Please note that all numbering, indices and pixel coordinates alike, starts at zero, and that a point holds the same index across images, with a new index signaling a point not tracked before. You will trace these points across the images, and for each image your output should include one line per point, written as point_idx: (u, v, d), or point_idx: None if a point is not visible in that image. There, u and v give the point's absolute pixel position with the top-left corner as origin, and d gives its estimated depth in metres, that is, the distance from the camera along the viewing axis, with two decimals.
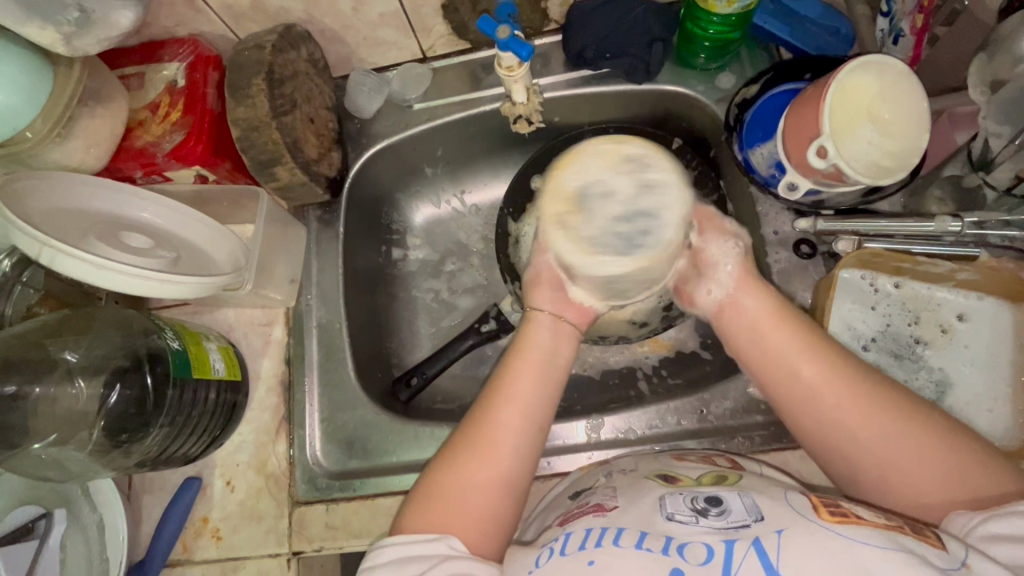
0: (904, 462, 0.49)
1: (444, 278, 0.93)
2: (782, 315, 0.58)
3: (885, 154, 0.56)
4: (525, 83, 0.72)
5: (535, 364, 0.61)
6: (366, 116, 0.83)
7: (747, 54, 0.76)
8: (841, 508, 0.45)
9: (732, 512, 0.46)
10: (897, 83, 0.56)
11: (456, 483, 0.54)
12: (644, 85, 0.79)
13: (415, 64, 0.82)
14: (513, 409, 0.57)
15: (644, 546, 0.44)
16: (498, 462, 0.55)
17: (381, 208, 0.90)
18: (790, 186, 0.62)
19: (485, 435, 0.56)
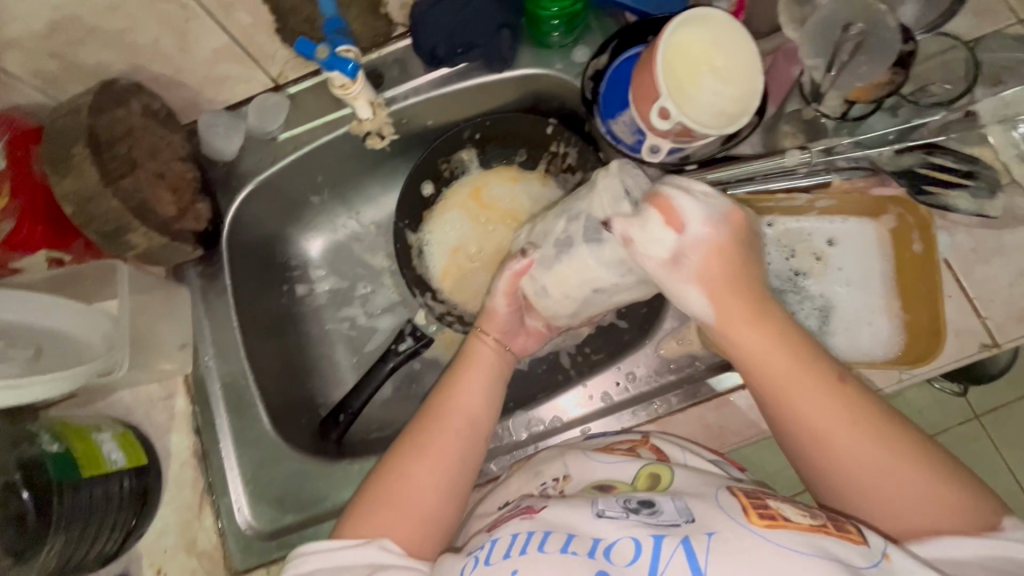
0: (871, 455, 0.46)
1: (357, 304, 0.91)
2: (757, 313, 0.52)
3: (727, 100, 0.58)
4: (366, 96, 0.71)
5: (478, 378, 0.61)
6: (229, 157, 0.78)
7: (597, 24, 0.76)
8: (769, 509, 0.45)
9: (664, 513, 0.47)
10: (723, 32, 0.57)
11: (402, 480, 0.54)
12: (505, 73, 0.78)
13: (269, 94, 0.78)
14: (452, 422, 0.57)
15: (570, 550, 0.44)
16: (440, 467, 0.55)
17: (273, 248, 0.87)
18: (653, 148, 0.62)
19: (427, 438, 0.56)
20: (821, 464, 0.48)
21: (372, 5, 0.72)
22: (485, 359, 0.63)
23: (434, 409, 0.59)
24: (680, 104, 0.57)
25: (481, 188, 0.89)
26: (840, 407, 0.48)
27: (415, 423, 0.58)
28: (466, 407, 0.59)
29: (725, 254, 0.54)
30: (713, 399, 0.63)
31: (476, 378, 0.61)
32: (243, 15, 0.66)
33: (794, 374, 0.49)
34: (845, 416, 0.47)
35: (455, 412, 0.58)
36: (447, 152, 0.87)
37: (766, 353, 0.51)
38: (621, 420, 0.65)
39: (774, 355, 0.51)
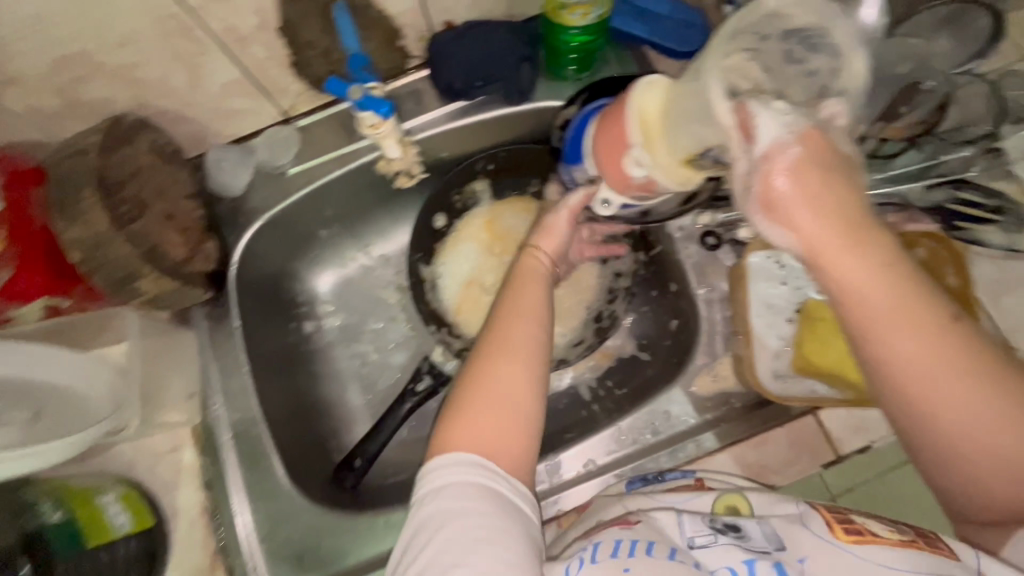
0: (944, 395, 0.39)
1: (369, 340, 0.88)
2: (835, 196, 0.40)
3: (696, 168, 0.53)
4: (396, 137, 0.68)
5: (530, 290, 0.58)
6: (236, 192, 0.75)
7: (614, 55, 0.74)
8: (856, 525, 0.44)
9: (753, 538, 0.46)
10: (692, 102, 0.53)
11: (484, 388, 0.51)
12: (522, 105, 0.77)
13: (279, 127, 0.76)
14: (505, 364, 0.52)
15: (678, 557, 0.44)
16: (518, 368, 0.52)
17: (279, 284, 0.83)
18: (605, 201, 0.61)
19: (491, 348, 0.53)
20: (891, 400, 0.41)
21: (389, 38, 0.70)
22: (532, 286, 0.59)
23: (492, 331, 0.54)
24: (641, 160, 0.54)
25: (494, 220, 0.88)
26: (918, 326, 0.39)
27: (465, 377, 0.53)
28: (527, 318, 0.55)
29: (811, 180, 0.40)
30: (751, 438, 0.61)
31: (530, 291, 0.58)
32: (258, 49, 0.63)
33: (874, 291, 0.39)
34: (943, 349, 0.38)
35: (518, 333, 0.54)
36: (460, 184, 0.85)
37: (849, 266, 0.39)
38: (659, 461, 0.63)
39: (887, 291, 0.39)
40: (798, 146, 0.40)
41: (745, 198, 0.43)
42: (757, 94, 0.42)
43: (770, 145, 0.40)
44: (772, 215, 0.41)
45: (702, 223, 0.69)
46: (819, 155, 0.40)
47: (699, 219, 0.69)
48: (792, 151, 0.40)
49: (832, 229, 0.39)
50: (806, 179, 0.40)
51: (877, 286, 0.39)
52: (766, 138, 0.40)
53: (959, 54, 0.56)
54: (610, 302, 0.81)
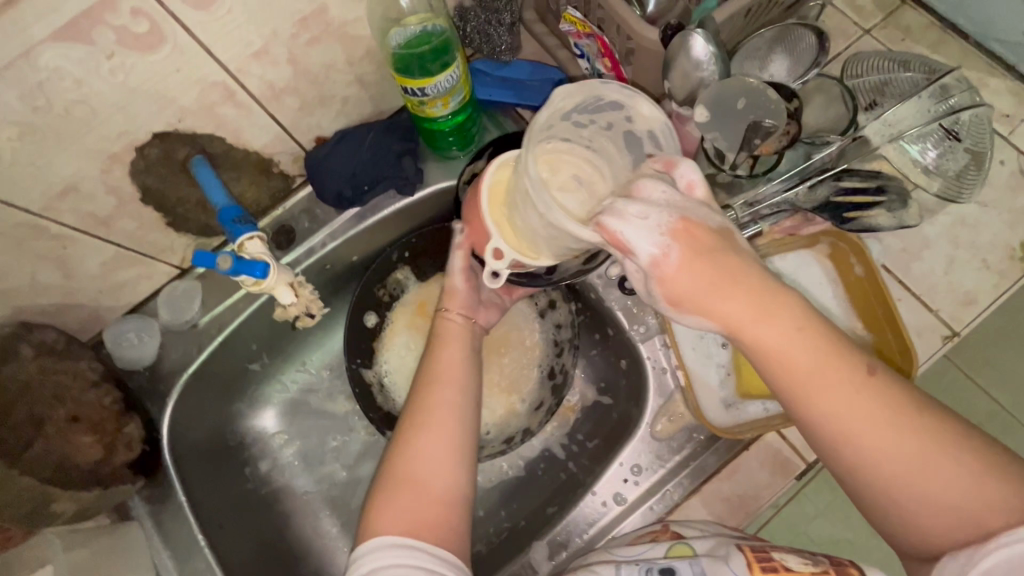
0: (876, 449, 0.39)
1: (332, 459, 0.85)
2: (736, 272, 0.41)
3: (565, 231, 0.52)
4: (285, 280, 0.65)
5: (457, 348, 0.60)
6: (149, 360, 0.71)
7: (492, 124, 0.75)
8: (772, 561, 0.46)
9: None
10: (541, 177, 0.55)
11: (413, 462, 0.51)
12: (418, 194, 0.76)
13: (177, 281, 0.72)
14: (432, 442, 0.52)
15: None
16: (446, 445, 0.53)
17: (222, 434, 0.79)
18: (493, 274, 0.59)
19: (420, 419, 0.54)
20: (832, 456, 0.42)
21: (263, 169, 0.69)
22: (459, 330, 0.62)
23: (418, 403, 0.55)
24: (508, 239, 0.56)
25: (426, 301, 0.87)
26: (842, 381, 0.40)
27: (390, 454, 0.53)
28: (452, 384, 0.56)
29: (705, 269, 0.40)
30: (723, 469, 0.61)
31: (455, 349, 0.60)
32: (127, 222, 0.61)
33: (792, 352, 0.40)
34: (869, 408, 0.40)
35: (443, 397, 0.55)
36: (382, 280, 0.84)
37: (762, 333, 0.41)
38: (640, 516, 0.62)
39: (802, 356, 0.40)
40: (678, 247, 0.40)
41: (651, 299, 0.43)
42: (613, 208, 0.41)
43: (654, 251, 0.41)
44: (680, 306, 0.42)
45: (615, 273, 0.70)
46: (704, 242, 0.41)
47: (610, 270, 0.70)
48: (675, 255, 0.40)
49: (740, 304, 0.40)
50: (696, 266, 0.40)
51: (798, 350, 0.40)
52: (645, 249, 0.41)
53: (797, 68, 0.61)
54: (559, 356, 0.80)
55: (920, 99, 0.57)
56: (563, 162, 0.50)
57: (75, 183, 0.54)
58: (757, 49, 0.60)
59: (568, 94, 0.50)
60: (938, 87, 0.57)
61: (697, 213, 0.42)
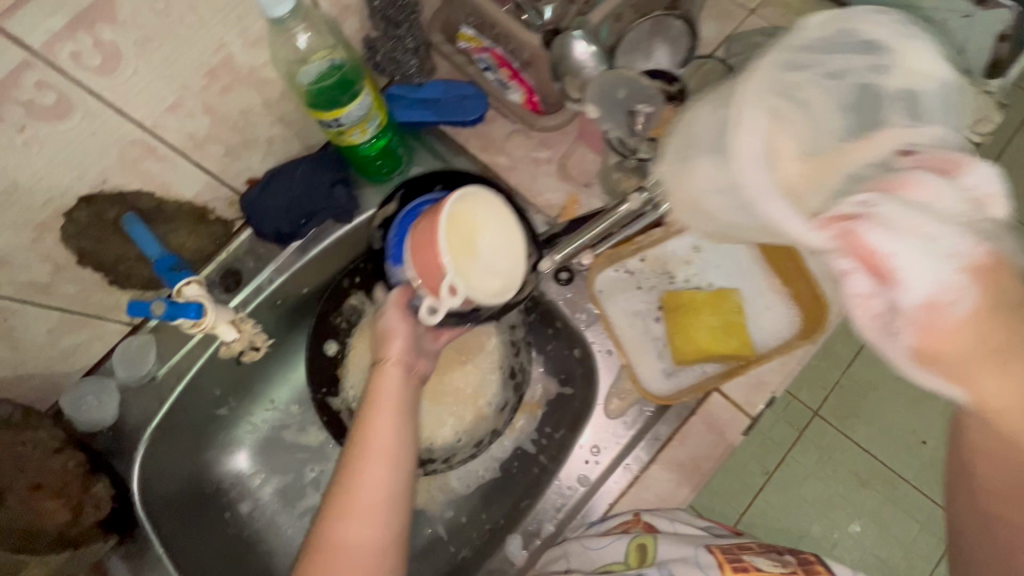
0: (999, 483, 0.43)
1: (312, 490, 0.86)
2: (998, 354, 0.37)
3: (499, 281, 0.54)
4: (224, 320, 0.69)
5: (386, 416, 0.59)
6: (111, 420, 0.72)
7: (420, 144, 0.78)
8: (740, 561, 0.55)
9: None
10: (484, 225, 0.54)
11: (338, 541, 0.54)
12: (354, 220, 0.78)
13: (131, 337, 0.73)
14: (363, 522, 0.54)
15: None
16: (373, 522, 0.54)
17: (199, 481, 0.80)
18: (431, 308, 0.54)
19: (346, 497, 0.55)
20: (968, 465, 0.45)
21: (199, 217, 0.71)
22: (391, 389, 0.61)
23: (345, 480, 0.56)
24: (464, 276, 0.52)
25: None
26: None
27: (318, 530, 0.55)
28: (380, 456, 0.56)
29: (999, 336, 0.37)
30: (674, 436, 0.64)
31: (385, 411, 0.59)
32: (68, 287, 0.63)
33: (992, 399, 0.39)
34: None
35: (367, 475, 0.55)
36: (335, 308, 0.85)
37: (975, 373, 0.38)
38: (605, 495, 0.64)
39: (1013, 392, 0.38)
40: (964, 292, 0.37)
41: (884, 335, 0.39)
42: (874, 224, 0.38)
43: (922, 294, 0.37)
44: (929, 364, 0.39)
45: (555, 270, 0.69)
46: (1005, 287, 0.37)
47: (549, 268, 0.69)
48: (967, 301, 0.37)
49: (991, 381, 0.38)
50: (983, 327, 0.37)
51: (1003, 387, 0.38)
52: (917, 289, 0.37)
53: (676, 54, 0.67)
54: (517, 354, 0.83)
55: None
56: (695, 132, 0.51)
57: (8, 255, 0.55)
58: (638, 42, 0.66)
59: (820, 26, 0.45)
60: None
61: (993, 241, 0.38)
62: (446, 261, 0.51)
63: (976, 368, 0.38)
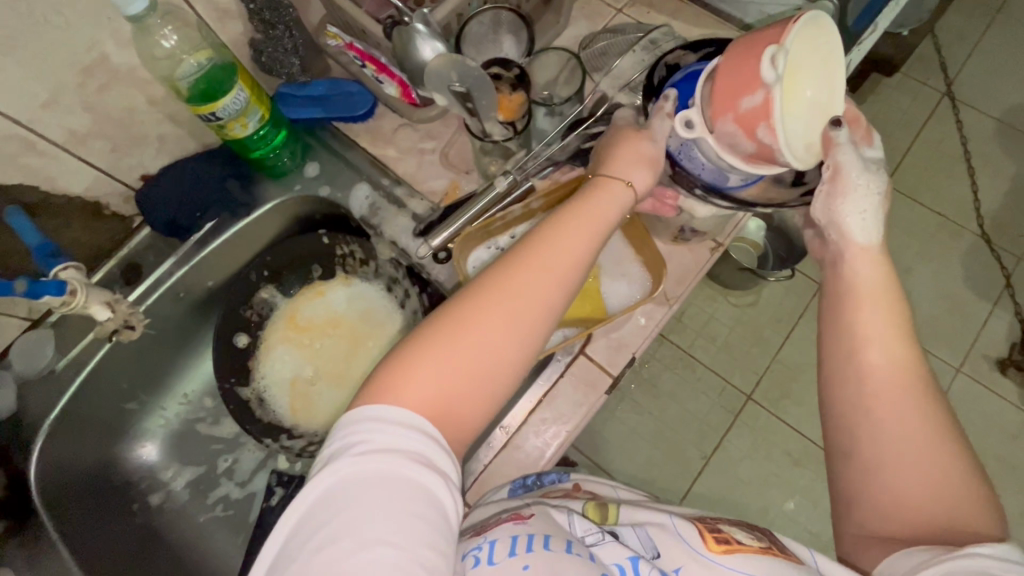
0: (891, 433, 0.48)
1: (226, 479, 0.88)
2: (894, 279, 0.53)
3: (801, 142, 0.49)
4: (102, 297, 0.73)
5: (572, 238, 0.51)
6: (6, 413, 0.73)
7: (316, 140, 0.82)
8: (723, 534, 0.53)
9: (631, 546, 0.54)
10: (825, 31, 0.48)
11: (462, 340, 0.45)
12: (252, 213, 0.81)
13: (30, 332, 0.76)
14: (488, 326, 0.46)
15: (574, 551, 0.48)
16: (449, 380, 0.44)
17: (107, 473, 0.83)
18: (687, 122, 0.53)
19: (496, 296, 0.47)
20: (845, 431, 0.50)
21: (92, 213, 0.76)
22: (594, 214, 0.53)
23: (498, 272, 0.49)
24: (782, 109, 0.47)
25: (295, 314, 0.92)
26: (908, 390, 0.49)
27: (444, 319, 0.47)
28: (534, 280, 0.48)
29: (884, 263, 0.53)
30: (544, 398, 0.68)
31: (573, 233, 0.51)
32: None
33: (868, 316, 0.51)
34: (899, 375, 0.49)
35: (520, 290, 0.48)
36: (244, 301, 0.88)
37: (868, 301, 0.52)
38: (482, 458, 0.67)
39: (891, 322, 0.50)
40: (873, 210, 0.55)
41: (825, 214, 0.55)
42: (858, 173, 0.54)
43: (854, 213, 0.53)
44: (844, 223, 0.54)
45: (426, 251, 0.72)
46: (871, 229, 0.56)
47: (421, 250, 0.72)
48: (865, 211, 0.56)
49: (879, 314, 0.51)
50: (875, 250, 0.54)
51: (886, 321, 0.51)
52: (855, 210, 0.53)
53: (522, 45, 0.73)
54: None
55: (635, 53, 0.70)
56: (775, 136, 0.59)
57: None
58: (484, 35, 0.70)
59: None
60: (648, 41, 0.71)
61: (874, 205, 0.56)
62: (695, 101, 0.53)
63: (867, 299, 0.52)
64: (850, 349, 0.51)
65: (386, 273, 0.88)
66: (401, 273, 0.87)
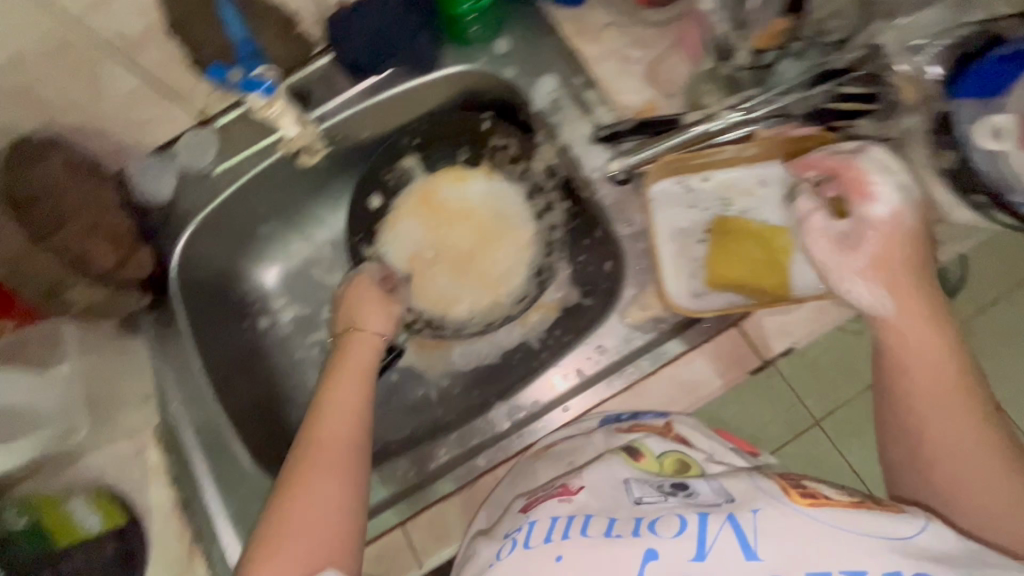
0: (937, 441, 0.49)
1: (326, 327, 0.90)
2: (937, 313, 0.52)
3: None
4: (291, 116, 0.71)
5: (354, 383, 0.65)
6: (165, 199, 0.76)
7: (517, 16, 0.76)
8: (808, 489, 0.46)
9: (701, 494, 0.48)
10: None
11: (314, 503, 0.54)
12: (432, 74, 0.78)
13: (196, 129, 0.76)
14: (325, 477, 0.56)
15: (613, 531, 0.45)
16: (338, 481, 0.56)
17: (227, 284, 0.86)
18: (994, 132, 0.53)
19: (314, 457, 0.57)
20: (891, 433, 0.52)
21: (285, 26, 0.72)
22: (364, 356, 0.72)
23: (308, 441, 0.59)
24: None
25: (431, 191, 0.89)
26: (949, 391, 0.49)
27: (284, 480, 0.56)
28: (344, 425, 0.61)
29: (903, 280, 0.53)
30: (679, 356, 0.65)
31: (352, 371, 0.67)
32: (154, 53, 0.64)
33: (917, 329, 0.51)
34: (939, 369, 0.50)
35: (330, 421, 0.61)
36: (388, 162, 0.87)
37: (905, 297, 0.52)
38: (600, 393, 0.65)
39: (921, 332, 0.51)
40: None
41: None
42: None
43: None
44: None
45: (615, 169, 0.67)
46: None
47: (612, 166, 0.67)
48: None
49: (918, 302, 0.52)
50: None
51: (925, 337, 0.51)
52: None
53: None
54: (548, 254, 0.85)
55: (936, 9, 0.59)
56: None
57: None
58: None
59: None
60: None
61: None
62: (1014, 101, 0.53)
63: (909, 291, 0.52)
64: (888, 367, 0.52)
65: (533, 178, 0.86)
66: (549, 183, 0.85)
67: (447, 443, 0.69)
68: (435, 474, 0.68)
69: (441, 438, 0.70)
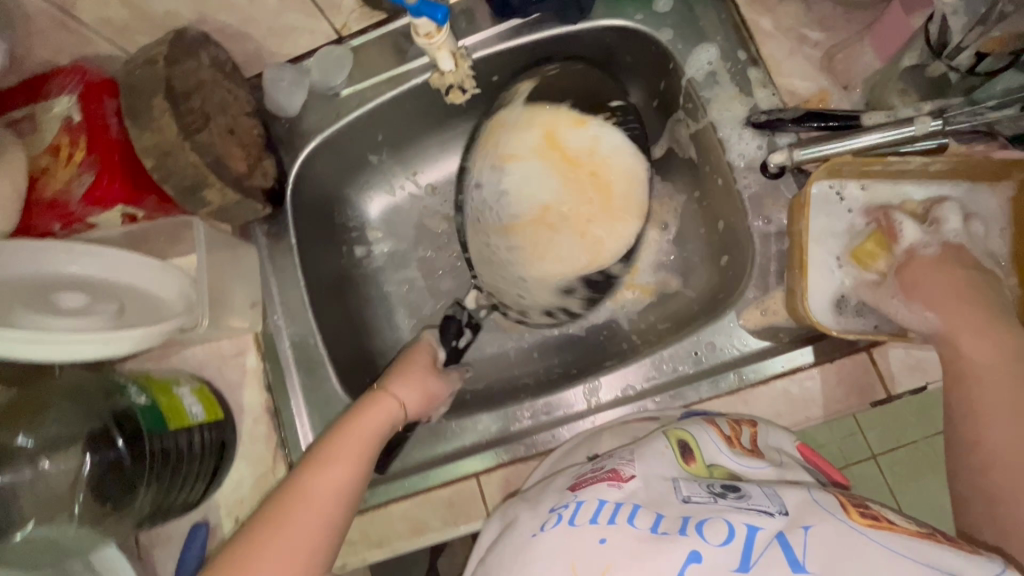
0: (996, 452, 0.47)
1: (416, 267, 0.90)
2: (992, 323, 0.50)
3: None
4: (449, 46, 0.64)
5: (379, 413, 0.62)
6: (292, 113, 0.76)
7: None
8: (870, 511, 0.42)
9: (753, 499, 0.44)
10: None
11: (293, 516, 0.53)
12: (581, 24, 0.71)
13: (333, 46, 0.74)
14: (309, 508, 0.53)
15: (660, 529, 0.41)
16: (315, 523, 0.53)
17: (332, 207, 0.85)
18: None
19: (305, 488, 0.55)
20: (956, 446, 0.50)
21: None
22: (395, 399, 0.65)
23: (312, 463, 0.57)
24: None
25: None
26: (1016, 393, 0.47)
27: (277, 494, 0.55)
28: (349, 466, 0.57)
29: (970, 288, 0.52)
30: (793, 373, 0.61)
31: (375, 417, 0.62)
32: None
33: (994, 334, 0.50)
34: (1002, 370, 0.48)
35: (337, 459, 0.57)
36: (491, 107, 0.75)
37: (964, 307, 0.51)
38: (699, 391, 0.63)
39: (994, 352, 0.49)
40: None
41: None
42: None
43: None
44: None
45: (777, 161, 0.61)
46: None
47: (773, 156, 0.61)
48: None
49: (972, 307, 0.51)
50: None
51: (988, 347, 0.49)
52: None
53: None
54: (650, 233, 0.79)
55: None
56: None
57: None
58: None
59: None
60: None
61: None
62: None
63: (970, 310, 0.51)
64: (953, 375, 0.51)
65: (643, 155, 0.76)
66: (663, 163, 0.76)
67: (532, 407, 0.69)
68: (513, 436, 0.68)
69: (523, 401, 0.69)
